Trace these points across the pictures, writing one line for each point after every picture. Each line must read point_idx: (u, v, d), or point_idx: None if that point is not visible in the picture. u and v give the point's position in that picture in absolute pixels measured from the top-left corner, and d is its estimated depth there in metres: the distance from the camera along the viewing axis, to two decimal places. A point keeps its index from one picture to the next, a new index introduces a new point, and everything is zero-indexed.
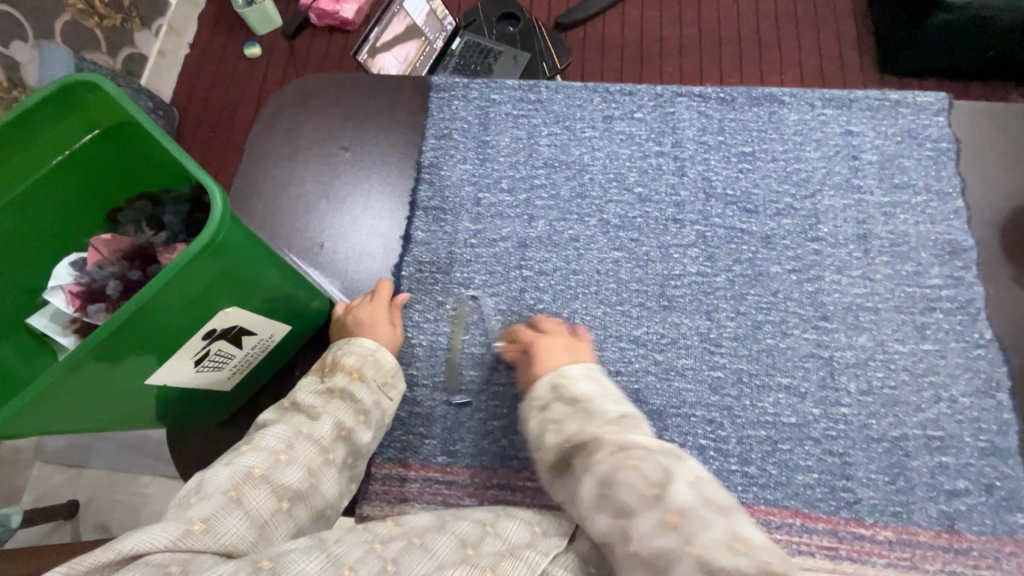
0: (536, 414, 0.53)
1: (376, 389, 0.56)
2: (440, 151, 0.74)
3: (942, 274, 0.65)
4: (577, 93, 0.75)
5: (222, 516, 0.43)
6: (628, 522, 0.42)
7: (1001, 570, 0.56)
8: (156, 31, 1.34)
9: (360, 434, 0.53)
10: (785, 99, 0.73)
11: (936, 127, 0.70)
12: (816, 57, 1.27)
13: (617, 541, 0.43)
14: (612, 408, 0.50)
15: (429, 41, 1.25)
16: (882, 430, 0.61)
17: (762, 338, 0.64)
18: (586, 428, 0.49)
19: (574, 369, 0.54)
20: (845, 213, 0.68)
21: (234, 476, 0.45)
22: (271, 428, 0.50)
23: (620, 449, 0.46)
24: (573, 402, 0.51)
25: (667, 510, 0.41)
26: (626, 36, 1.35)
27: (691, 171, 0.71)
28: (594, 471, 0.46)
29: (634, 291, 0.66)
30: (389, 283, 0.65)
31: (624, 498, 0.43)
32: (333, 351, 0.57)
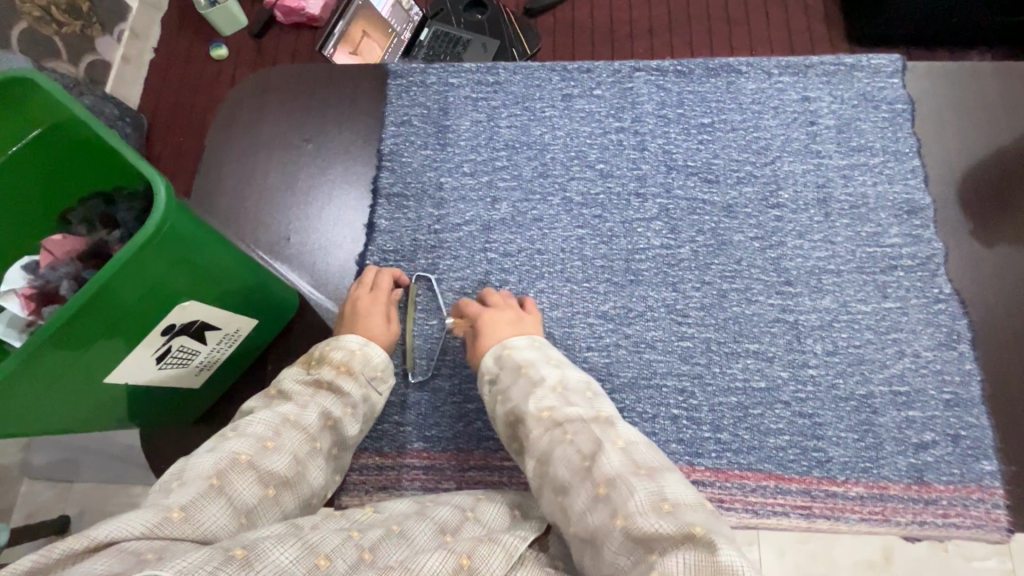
0: (487, 388, 0.56)
1: (364, 383, 0.56)
2: (401, 138, 0.73)
3: (902, 233, 0.66)
4: (535, 72, 0.75)
5: (202, 504, 0.41)
6: (566, 497, 0.45)
7: (970, 516, 0.58)
8: (118, 36, 1.32)
9: (347, 425, 0.53)
10: (742, 68, 0.73)
11: (891, 89, 0.71)
12: (784, 30, 1.27)
13: (564, 525, 0.45)
14: (551, 375, 0.53)
15: (396, 32, 1.23)
16: (850, 388, 0.62)
17: (728, 306, 0.65)
18: (528, 399, 0.52)
19: (517, 340, 0.57)
20: (805, 178, 0.69)
21: (219, 463, 0.44)
22: (258, 415, 0.49)
23: (554, 425, 0.49)
24: (516, 368, 0.55)
25: (596, 481, 0.43)
26: (596, 19, 1.35)
27: (652, 145, 0.71)
28: (535, 448, 0.49)
29: (600, 268, 0.67)
30: (389, 273, 0.65)
31: (559, 473, 0.46)
32: (322, 347, 0.57)
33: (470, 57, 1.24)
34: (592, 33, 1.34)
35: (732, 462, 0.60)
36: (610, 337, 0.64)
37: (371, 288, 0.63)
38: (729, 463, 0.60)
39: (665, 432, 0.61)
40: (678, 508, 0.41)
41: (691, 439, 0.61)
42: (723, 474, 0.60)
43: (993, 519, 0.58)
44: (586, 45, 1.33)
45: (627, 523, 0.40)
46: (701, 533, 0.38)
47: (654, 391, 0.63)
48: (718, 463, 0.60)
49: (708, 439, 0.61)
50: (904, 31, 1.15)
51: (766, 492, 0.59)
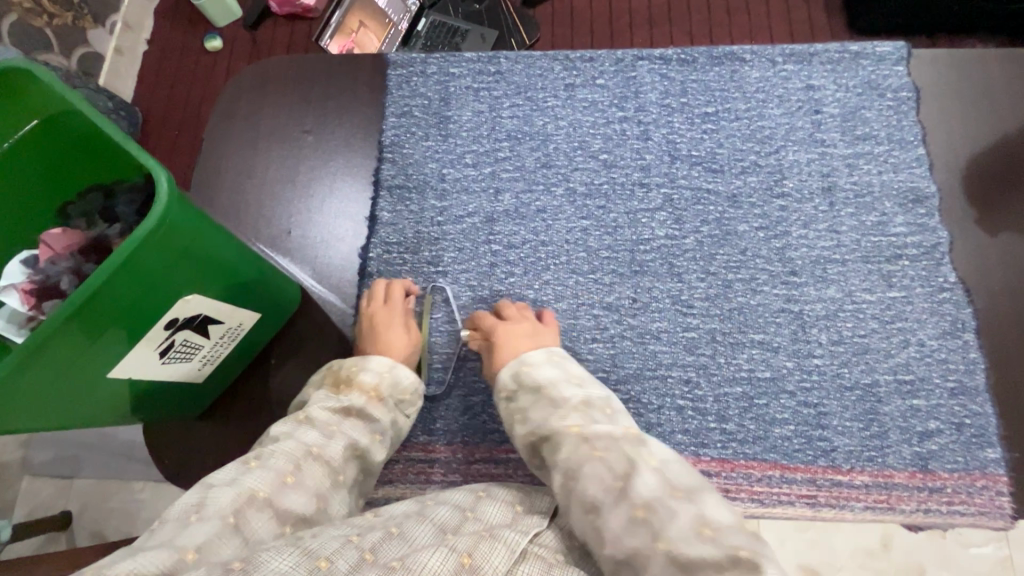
0: (503, 404, 0.55)
1: (393, 408, 0.56)
2: (402, 130, 0.73)
3: (907, 222, 0.66)
4: (537, 62, 0.74)
5: (217, 545, 0.40)
6: (598, 519, 0.42)
7: (974, 504, 0.58)
8: (111, 28, 1.29)
9: (374, 452, 0.53)
10: (746, 56, 0.72)
11: (896, 77, 0.71)
12: (784, 19, 1.26)
13: (588, 543, 0.42)
14: (574, 394, 0.52)
15: (393, 22, 1.21)
16: (855, 377, 0.62)
17: (733, 296, 0.65)
18: (551, 416, 0.50)
19: (536, 356, 0.56)
20: (810, 167, 0.68)
21: (237, 499, 0.43)
22: (282, 445, 0.48)
23: (583, 442, 0.47)
24: (537, 389, 0.53)
25: (634, 504, 0.41)
26: (595, 8, 1.33)
27: (655, 135, 0.70)
28: (562, 463, 0.46)
29: (605, 259, 0.66)
30: (405, 284, 0.64)
31: (590, 494, 0.43)
32: (348, 368, 0.56)
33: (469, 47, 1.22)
34: (592, 22, 1.32)
35: (738, 452, 0.60)
36: (615, 328, 0.64)
37: (383, 301, 0.62)
38: (734, 454, 0.60)
39: (671, 423, 0.61)
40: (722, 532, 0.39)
41: (696, 429, 0.61)
42: (729, 464, 0.60)
43: (997, 506, 0.58)
44: (586, 34, 1.32)
45: (670, 548, 0.38)
46: (747, 555, 0.37)
47: (659, 381, 0.63)
48: (724, 453, 0.60)
49: (714, 430, 0.61)
50: (905, 20, 1.15)
51: (771, 482, 0.59)
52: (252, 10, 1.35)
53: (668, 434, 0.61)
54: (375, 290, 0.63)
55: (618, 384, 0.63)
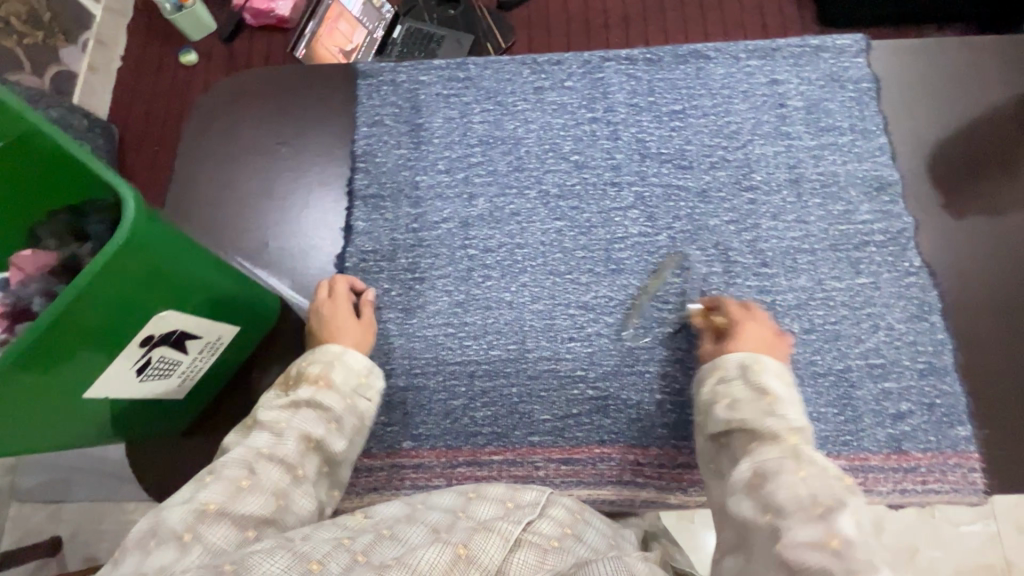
0: (713, 384, 0.53)
1: (349, 394, 0.56)
2: (373, 139, 0.73)
3: (872, 210, 0.67)
4: (505, 67, 0.74)
5: (178, 559, 0.39)
6: (779, 520, 0.40)
7: (947, 481, 0.59)
8: (84, 47, 1.29)
9: (332, 442, 0.52)
10: (711, 54, 0.73)
11: (856, 69, 0.72)
12: (758, 13, 1.28)
13: (755, 532, 0.41)
14: (798, 416, 0.48)
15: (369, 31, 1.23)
16: (827, 364, 0.63)
17: (708, 290, 0.66)
18: (765, 419, 0.47)
19: (770, 362, 0.53)
20: (776, 160, 0.69)
21: (188, 516, 0.42)
22: (231, 455, 0.48)
23: (792, 455, 0.44)
24: (760, 390, 0.50)
25: (830, 531, 0.38)
26: (571, 9, 1.35)
27: (625, 135, 0.71)
28: (758, 459, 0.44)
29: (581, 258, 0.66)
30: (347, 280, 0.65)
31: (780, 499, 0.41)
32: (300, 361, 0.57)
33: (444, 53, 1.23)
34: (567, 25, 1.34)
35: None
36: (593, 327, 0.65)
37: (330, 295, 0.63)
38: None
39: (649, 417, 0.63)
40: None
41: (676, 422, 0.62)
42: None
43: (970, 483, 0.59)
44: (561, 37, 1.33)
45: None
46: None
47: (637, 377, 0.64)
48: None
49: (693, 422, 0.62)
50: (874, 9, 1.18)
51: None
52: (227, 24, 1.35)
53: (647, 428, 0.62)
54: (320, 288, 0.63)
55: (598, 382, 0.64)
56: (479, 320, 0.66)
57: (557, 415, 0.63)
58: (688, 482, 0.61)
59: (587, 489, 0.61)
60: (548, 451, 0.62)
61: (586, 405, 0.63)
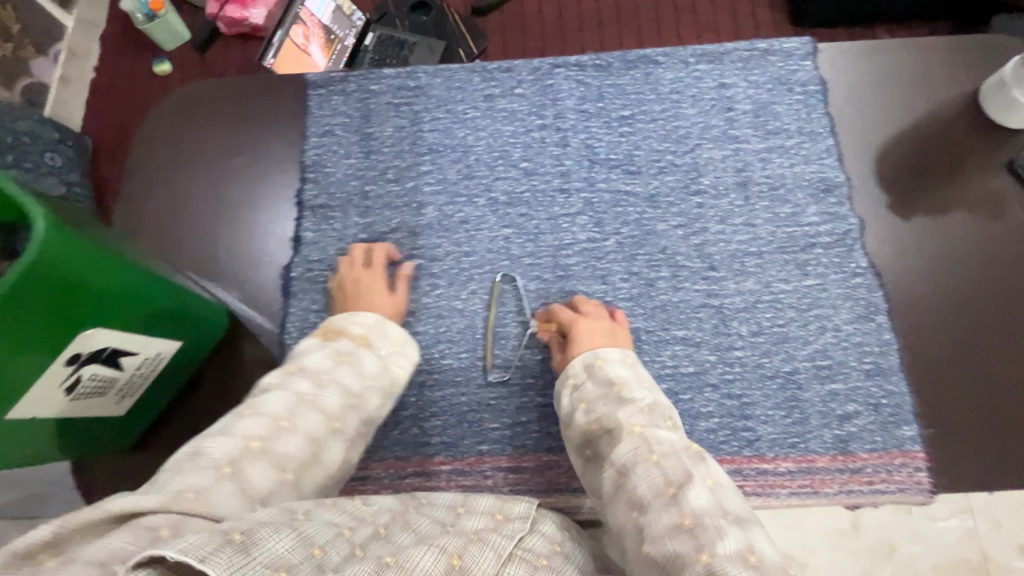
0: (570, 392, 0.56)
1: (384, 356, 0.58)
2: (323, 149, 0.72)
3: (819, 212, 0.67)
4: (455, 74, 0.74)
5: (215, 490, 0.39)
6: (641, 517, 0.43)
7: (893, 481, 0.60)
8: (54, 57, 1.26)
9: (367, 399, 0.54)
10: (660, 59, 0.74)
11: (804, 71, 0.73)
12: (730, 16, 1.31)
13: (629, 535, 0.44)
14: (644, 396, 0.52)
15: (339, 39, 1.22)
16: (776, 367, 0.63)
17: (656, 295, 0.66)
18: (614, 412, 0.51)
19: (610, 352, 0.57)
20: (724, 164, 0.69)
21: (232, 450, 0.43)
22: (273, 395, 0.49)
23: (643, 444, 0.47)
24: (608, 383, 0.54)
25: (682, 513, 0.41)
26: (545, 14, 1.36)
27: (574, 141, 0.71)
28: (618, 459, 0.47)
29: (528, 266, 0.67)
30: (387, 248, 0.66)
31: (639, 492, 0.44)
32: (339, 321, 0.60)
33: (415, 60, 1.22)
34: (542, 29, 1.35)
35: None
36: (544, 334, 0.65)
37: (366, 264, 0.65)
38: None
39: None
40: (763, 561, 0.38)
41: None
42: None
43: (916, 482, 0.59)
44: (536, 42, 1.35)
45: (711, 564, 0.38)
46: None
47: None
48: None
49: None
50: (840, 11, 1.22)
51: None
52: (200, 33, 1.36)
53: None
54: (370, 253, 0.66)
55: (547, 389, 0.64)
56: (431, 329, 0.66)
57: (507, 424, 0.63)
58: None
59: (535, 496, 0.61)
60: (497, 460, 0.62)
61: (535, 412, 0.63)
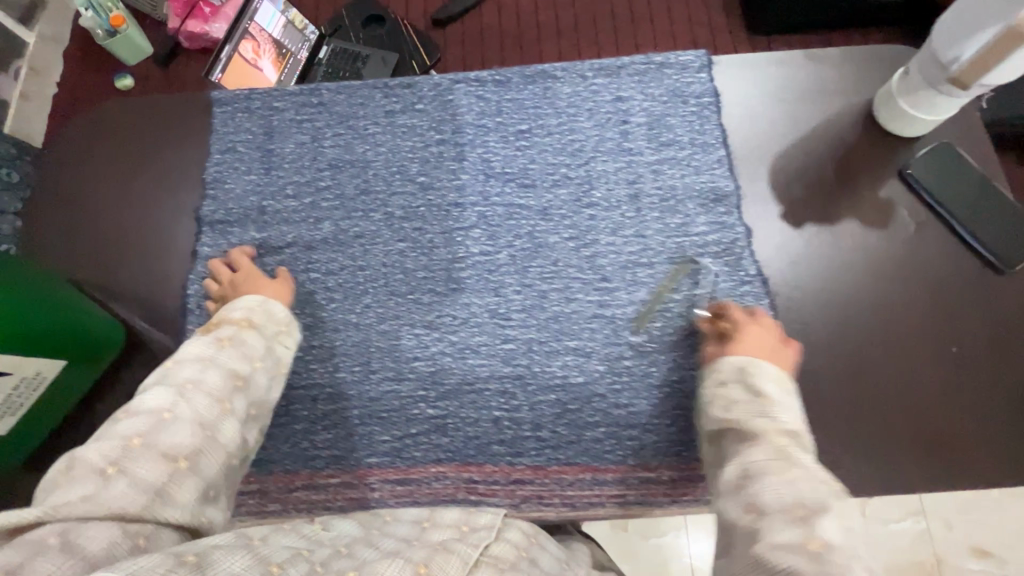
0: (715, 387, 0.56)
1: (268, 338, 0.59)
2: (225, 166, 0.73)
3: (707, 221, 0.68)
4: (358, 91, 0.75)
5: (99, 490, 0.40)
6: (756, 520, 0.42)
7: None
8: (14, 74, 1.21)
9: (255, 379, 0.55)
10: (558, 73, 0.75)
11: (698, 84, 0.74)
12: (687, 26, 1.33)
13: (738, 532, 0.43)
14: (790, 419, 0.50)
15: (291, 53, 1.18)
16: (664, 375, 0.63)
17: (549, 306, 0.66)
18: (758, 420, 0.50)
19: (770, 369, 0.55)
20: (616, 176, 0.70)
21: (110, 452, 0.43)
22: (151, 392, 0.49)
23: (779, 457, 0.46)
24: (759, 393, 0.53)
25: (809, 535, 0.39)
26: (504, 25, 1.38)
27: (471, 156, 0.72)
28: (748, 463, 0.47)
29: (421, 279, 0.68)
30: (245, 252, 0.68)
31: (762, 499, 0.43)
32: (216, 314, 0.61)
33: (369, 73, 1.19)
34: (500, 39, 1.38)
35: (550, 458, 0.60)
36: (436, 346, 0.65)
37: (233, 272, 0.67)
38: (547, 460, 0.60)
39: (487, 435, 0.61)
40: None
41: (512, 440, 0.61)
42: (542, 471, 0.60)
43: None
44: (493, 52, 1.37)
45: None
46: None
47: (477, 395, 0.63)
48: (537, 460, 0.60)
49: (529, 438, 0.61)
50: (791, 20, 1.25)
51: (582, 485, 0.60)
52: (162, 46, 1.31)
53: (485, 447, 0.61)
54: (233, 256, 0.68)
55: (437, 401, 0.63)
56: (325, 343, 0.65)
57: (397, 435, 0.62)
58: (521, 499, 0.59)
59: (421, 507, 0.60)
60: (386, 472, 0.61)
61: (425, 424, 0.62)
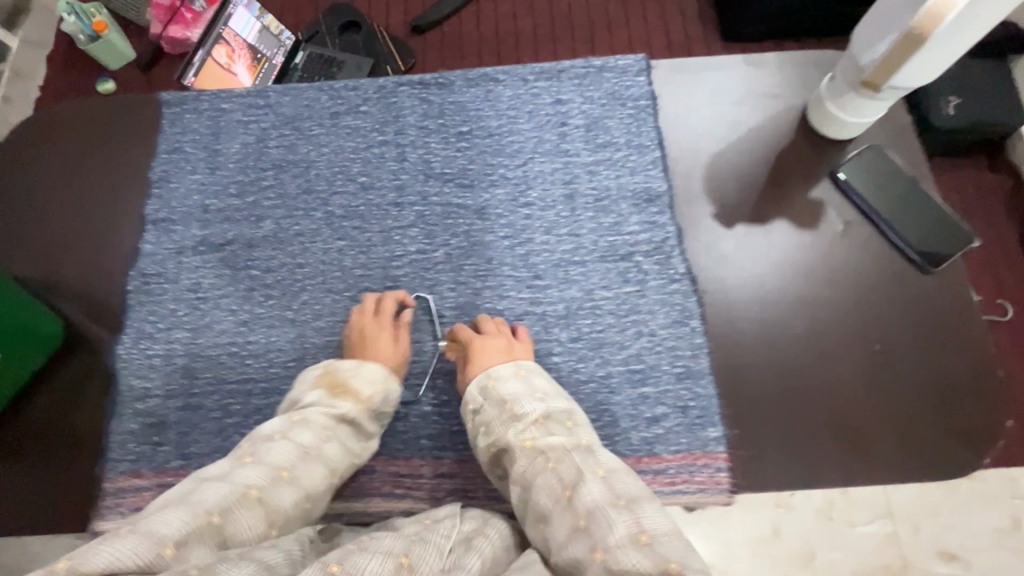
0: (472, 418, 0.55)
1: (377, 423, 0.58)
2: (170, 165, 0.74)
3: (640, 221, 0.70)
4: (304, 93, 0.77)
5: (195, 537, 0.39)
6: (546, 528, 0.44)
7: (695, 481, 0.61)
8: None
9: (356, 453, 0.56)
10: (500, 77, 0.77)
11: (637, 87, 0.76)
12: (662, 35, 1.35)
13: (537, 544, 0.45)
14: (534, 407, 0.52)
15: (267, 58, 1.14)
16: (590, 371, 0.65)
17: (481, 303, 0.67)
18: (506, 429, 0.51)
19: (502, 371, 0.56)
20: (553, 177, 0.72)
21: (229, 496, 0.43)
22: (276, 445, 0.50)
23: (541, 455, 0.48)
24: (501, 402, 0.53)
25: (577, 515, 0.43)
26: (483, 31, 1.39)
27: (412, 156, 0.73)
28: (518, 474, 0.48)
29: (359, 276, 0.69)
30: (373, 297, 0.66)
31: (540, 504, 0.45)
32: (345, 371, 0.58)
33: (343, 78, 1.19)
34: (478, 44, 1.38)
35: (477, 451, 0.61)
36: None
37: (374, 312, 0.64)
38: (474, 453, 0.61)
39: (416, 429, 0.63)
40: (653, 535, 0.41)
41: (440, 433, 0.62)
42: (468, 464, 0.61)
43: (716, 483, 0.61)
44: (472, 57, 1.37)
45: (605, 559, 0.40)
46: (677, 566, 0.38)
47: (408, 390, 0.64)
48: (464, 454, 0.61)
49: (456, 432, 0.62)
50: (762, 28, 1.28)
51: None
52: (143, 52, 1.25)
53: (413, 440, 0.62)
54: (364, 302, 0.65)
55: None
56: (262, 338, 0.66)
57: None
58: (445, 492, 0.60)
59: (348, 501, 0.60)
60: None
61: None
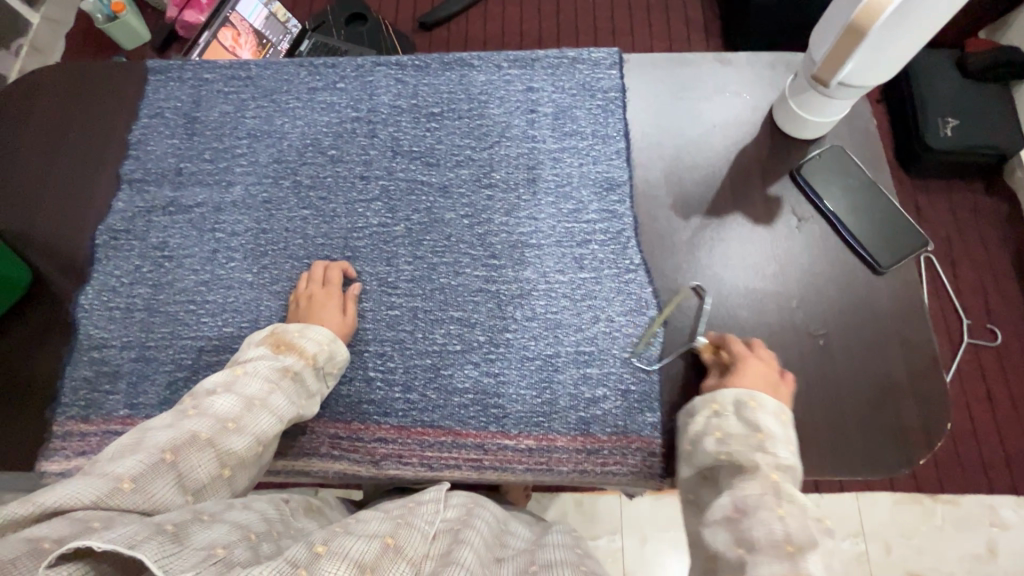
0: (709, 416, 0.55)
1: (320, 378, 0.60)
2: (150, 129, 0.77)
3: (599, 209, 0.71)
4: (284, 68, 0.79)
5: (152, 476, 0.42)
6: (746, 554, 0.43)
7: (627, 464, 0.61)
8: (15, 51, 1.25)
9: (302, 409, 0.56)
10: (474, 62, 0.78)
11: (608, 79, 0.77)
12: (666, 42, 1.38)
13: (723, 564, 0.44)
14: (789, 454, 0.50)
15: (272, 43, 1.15)
16: (538, 349, 0.66)
17: (436, 278, 0.69)
18: (754, 454, 0.50)
19: (768, 402, 0.54)
20: (517, 161, 0.74)
21: (176, 438, 0.45)
22: (222, 398, 0.51)
23: (772, 492, 0.47)
24: (755, 428, 0.52)
25: (795, 569, 0.41)
26: (489, 32, 1.42)
27: (382, 133, 0.75)
28: (739, 495, 0.47)
29: (320, 245, 0.70)
30: (323, 265, 0.68)
31: (754, 534, 0.44)
32: (291, 332, 0.60)
33: None
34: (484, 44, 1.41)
35: (416, 419, 0.63)
36: None
37: (322, 283, 0.66)
38: (412, 421, 0.63)
39: (359, 394, 0.64)
40: None
41: (381, 400, 0.64)
42: (406, 431, 0.63)
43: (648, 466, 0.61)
44: None
45: None
46: None
47: (355, 356, 0.65)
48: (403, 420, 0.63)
49: (397, 400, 0.64)
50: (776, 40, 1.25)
51: (442, 447, 0.62)
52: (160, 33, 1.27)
53: (355, 405, 0.63)
54: (313, 272, 0.67)
55: None
56: (219, 298, 0.68)
57: None
58: (380, 457, 0.62)
59: (286, 458, 0.62)
60: None
61: None
